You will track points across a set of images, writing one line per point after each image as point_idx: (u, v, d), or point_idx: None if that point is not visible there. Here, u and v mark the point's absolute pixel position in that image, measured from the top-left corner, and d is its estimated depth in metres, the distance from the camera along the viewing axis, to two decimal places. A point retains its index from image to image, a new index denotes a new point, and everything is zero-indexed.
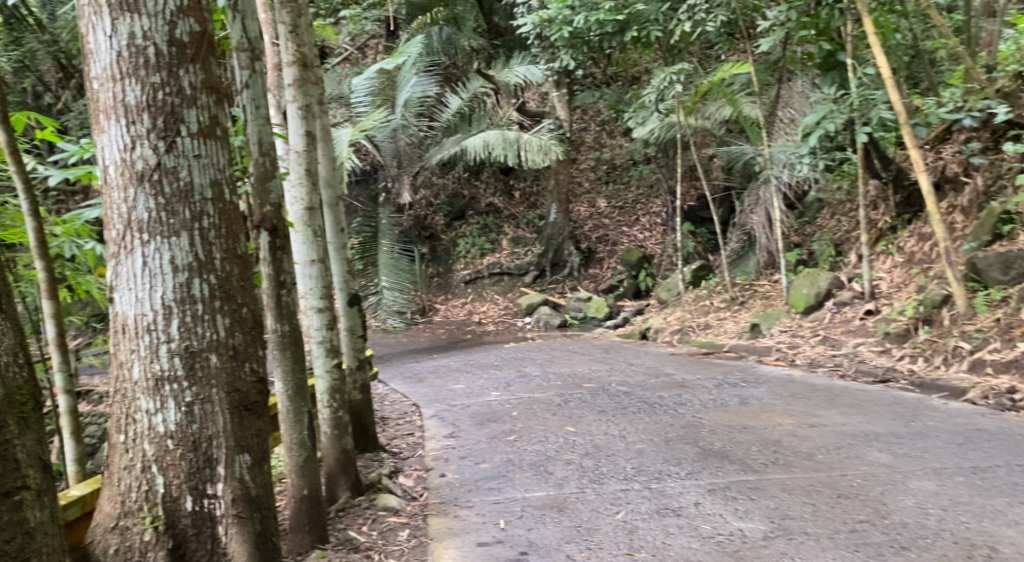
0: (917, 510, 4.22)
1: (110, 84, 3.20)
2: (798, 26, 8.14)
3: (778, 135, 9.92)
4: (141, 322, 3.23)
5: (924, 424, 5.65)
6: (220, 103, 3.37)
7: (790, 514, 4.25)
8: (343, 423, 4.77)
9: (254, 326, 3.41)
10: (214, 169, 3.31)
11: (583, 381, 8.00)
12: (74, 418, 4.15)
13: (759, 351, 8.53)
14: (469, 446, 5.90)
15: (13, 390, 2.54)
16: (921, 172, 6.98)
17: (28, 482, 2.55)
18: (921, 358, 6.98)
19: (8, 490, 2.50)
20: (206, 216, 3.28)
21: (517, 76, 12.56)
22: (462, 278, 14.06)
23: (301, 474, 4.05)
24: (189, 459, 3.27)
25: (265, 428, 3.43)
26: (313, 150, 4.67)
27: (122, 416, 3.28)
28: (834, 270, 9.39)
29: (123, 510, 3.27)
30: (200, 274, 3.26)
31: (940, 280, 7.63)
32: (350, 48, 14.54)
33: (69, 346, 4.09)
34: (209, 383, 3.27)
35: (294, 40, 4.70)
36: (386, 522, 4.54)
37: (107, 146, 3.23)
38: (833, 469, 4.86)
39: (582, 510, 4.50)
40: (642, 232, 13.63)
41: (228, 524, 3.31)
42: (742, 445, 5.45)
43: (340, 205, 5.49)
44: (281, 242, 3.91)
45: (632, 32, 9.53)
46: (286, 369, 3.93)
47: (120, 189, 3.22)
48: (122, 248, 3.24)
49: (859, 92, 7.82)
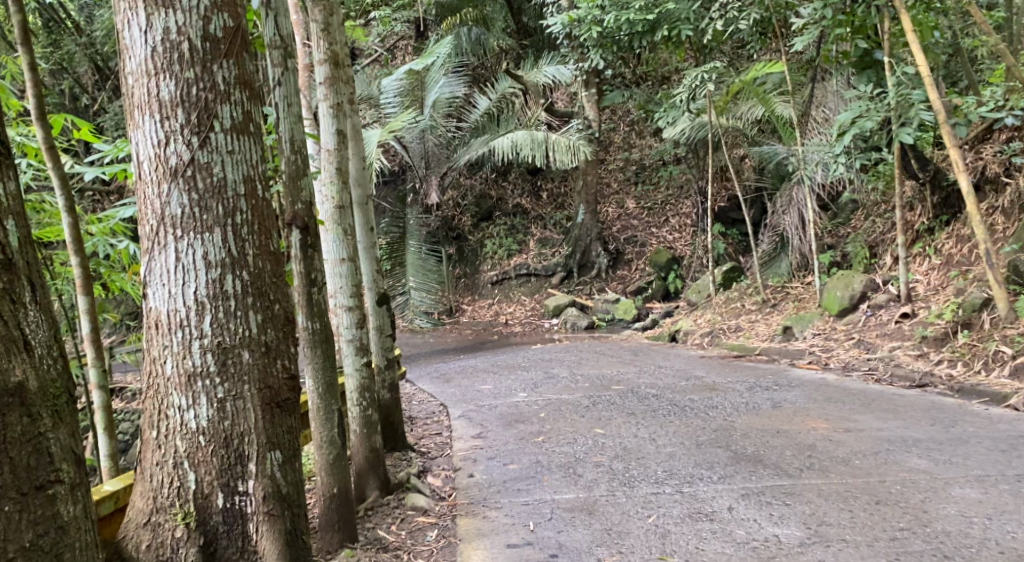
0: (960, 518, 4.12)
1: (144, 80, 3.20)
2: (833, 24, 8.00)
3: (811, 134, 9.78)
4: (174, 317, 3.23)
5: (964, 430, 5.53)
6: (254, 99, 3.36)
7: (827, 520, 4.17)
8: (372, 421, 4.74)
9: (287, 323, 3.40)
10: (247, 165, 3.30)
11: (611, 382, 7.95)
12: (107, 414, 4.15)
13: (790, 354, 8.42)
14: (496, 447, 5.86)
15: (48, 382, 2.53)
16: (961, 173, 6.82)
17: (62, 476, 2.54)
18: (960, 363, 6.84)
19: (42, 483, 2.49)
20: (239, 211, 3.27)
21: (547, 76, 12.61)
22: (489, 279, 14.17)
23: (331, 472, 4.02)
24: (220, 455, 3.26)
25: (295, 425, 3.40)
26: (344, 148, 4.64)
27: (154, 412, 3.28)
28: (868, 272, 9.25)
29: (155, 506, 3.27)
30: (233, 270, 3.25)
31: (979, 283, 7.47)
32: (379, 49, 14.56)
33: (103, 343, 4.09)
34: (241, 379, 3.25)
35: (326, 38, 4.68)
36: (415, 522, 4.51)
37: (141, 141, 3.23)
38: (871, 474, 4.76)
39: (612, 513, 4.44)
40: (671, 233, 13.48)
41: (259, 521, 3.29)
42: (775, 449, 5.36)
43: (370, 204, 5.47)
44: (312, 240, 3.88)
45: (663, 31, 9.40)
46: (317, 367, 3.90)
47: (154, 184, 3.22)
48: (155, 243, 3.23)
49: (897, 92, 7.64)
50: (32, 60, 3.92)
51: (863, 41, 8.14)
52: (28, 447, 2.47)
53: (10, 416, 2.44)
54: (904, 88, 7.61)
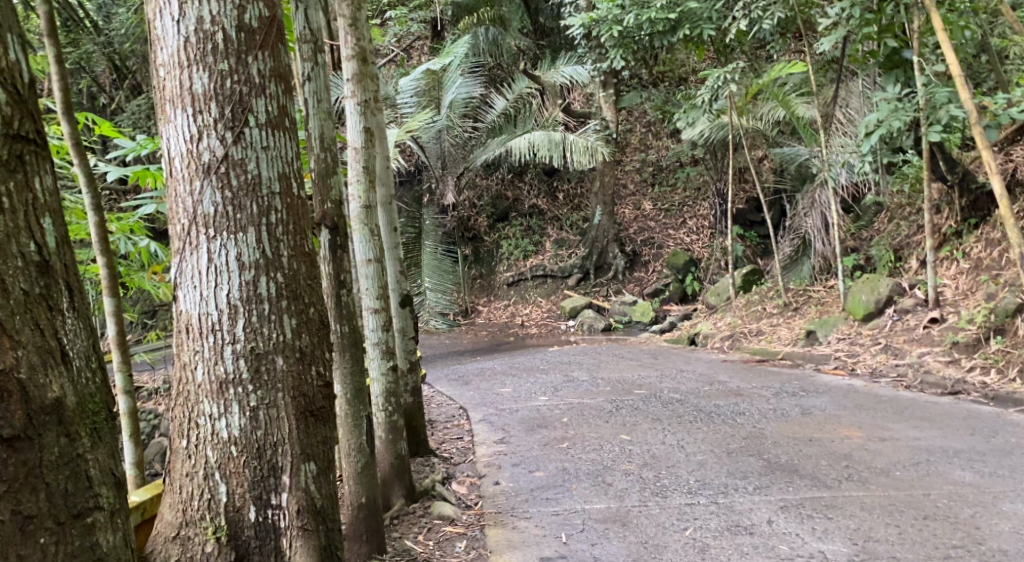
0: (1016, 536, 3.96)
1: (177, 71, 3.08)
2: (861, 23, 7.77)
3: (835, 135, 9.58)
4: (206, 322, 3.10)
5: (1006, 441, 5.35)
6: (289, 92, 3.23)
7: (875, 536, 4.02)
8: (399, 427, 4.62)
9: (321, 327, 3.26)
10: (282, 161, 3.18)
11: (634, 386, 7.79)
12: (133, 419, 4.04)
13: (815, 359, 8.25)
14: (521, 453, 5.72)
15: (87, 398, 2.40)
16: (994, 174, 6.58)
17: (101, 502, 2.40)
18: (994, 370, 6.64)
19: (80, 511, 2.35)
20: (273, 210, 3.14)
21: (565, 76, 12.48)
22: (505, 281, 14.01)
23: (360, 481, 3.88)
24: (253, 467, 3.12)
25: (330, 435, 3.27)
26: (371, 147, 4.50)
27: (184, 420, 3.16)
28: (893, 276, 9.04)
29: (185, 519, 3.14)
30: (267, 272, 3.12)
31: (1012, 288, 7.24)
32: (397, 49, 14.44)
33: (129, 344, 3.97)
34: (274, 387, 3.12)
35: (354, 33, 4.53)
36: (443, 532, 4.38)
37: (173, 135, 3.11)
38: (915, 487, 4.59)
39: (646, 525, 4.29)
40: (688, 235, 13.32)
41: (292, 537, 3.14)
42: (811, 459, 5.19)
43: (394, 204, 5.32)
44: (342, 240, 3.75)
45: (684, 32, 9.21)
46: (345, 372, 3.77)
47: (185, 181, 3.10)
48: (186, 243, 3.11)
49: (926, 90, 7.43)
50: (59, 53, 3.81)
51: (891, 41, 7.84)
52: (65, 471, 2.32)
53: (47, 437, 2.29)
54: (934, 88, 7.35)
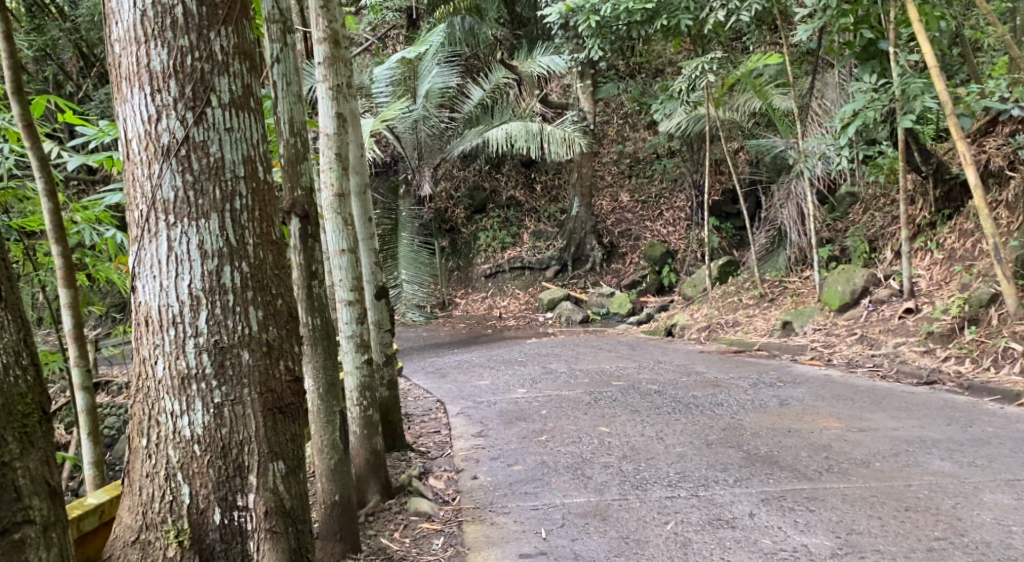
0: (998, 527, 3.94)
1: (132, 47, 2.95)
2: (839, 14, 7.62)
3: (812, 127, 9.51)
4: (166, 314, 2.98)
5: (983, 430, 5.33)
6: (254, 72, 3.11)
7: (857, 529, 3.98)
8: (374, 421, 4.51)
9: (290, 320, 3.15)
10: (246, 144, 3.06)
11: (612, 378, 7.73)
12: (93, 417, 3.89)
13: (792, 350, 8.21)
14: (499, 446, 5.62)
15: (15, 400, 2.55)
16: (967, 165, 6.52)
17: (32, 515, 2.56)
18: (968, 360, 6.62)
19: (6, 526, 2.51)
20: (237, 196, 3.02)
21: (542, 66, 12.27)
22: (483, 273, 13.93)
23: (332, 478, 3.77)
24: (217, 466, 3.00)
25: (299, 433, 3.16)
26: (344, 134, 4.38)
27: (144, 418, 3.03)
28: (869, 267, 9.01)
29: (144, 522, 3.02)
30: (231, 261, 3.00)
31: (986, 278, 7.23)
32: (370, 38, 14.25)
33: (87, 339, 3.82)
34: (241, 382, 3.01)
35: (326, 15, 4.39)
36: (419, 528, 4.29)
37: (130, 116, 2.97)
38: (895, 478, 4.56)
39: (626, 519, 4.22)
40: (665, 227, 13.27)
41: (260, 540, 3.03)
42: (790, 450, 5.14)
43: (367, 193, 5.19)
44: (313, 229, 3.62)
45: (662, 21, 9.09)
46: (317, 366, 3.66)
47: (144, 164, 2.97)
48: (145, 230, 2.98)
49: (902, 81, 7.36)
50: (9, 35, 3.67)
51: (867, 31, 7.72)
52: None
53: None
54: (908, 79, 7.27)
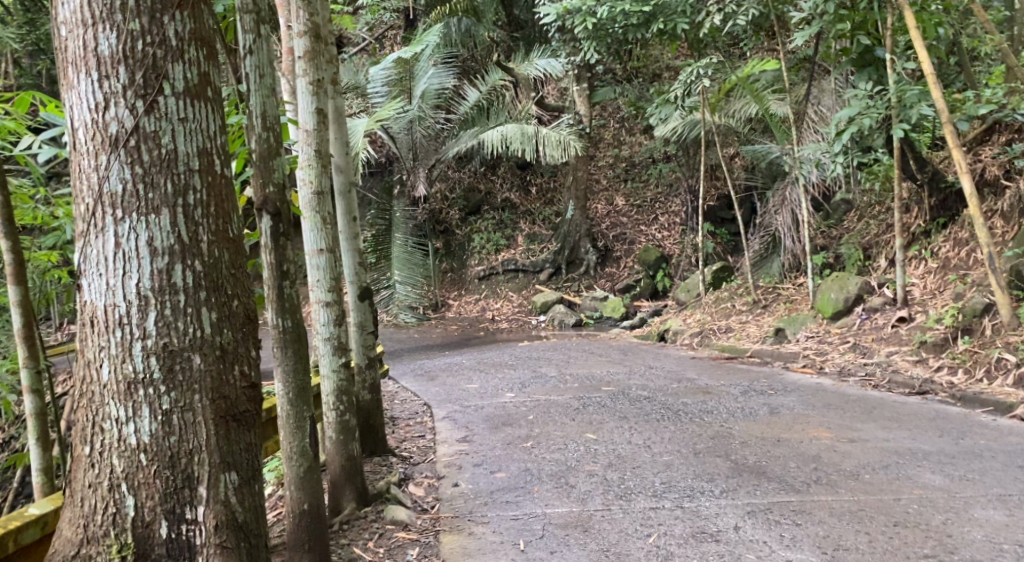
0: (988, 545, 3.83)
1: (79, 30, 2.83)
2: (835, 19, 7.49)
3: (807, 133, 9.42)
4: (112, 315, 2.86)
5: (976, 443, 5.22)
6: (212, 59, 2.99)
7: (844, 544, 3.87)
8: (350, 427, 4.37)
9: (246, 322, 3.03)
10: (202, 136, 2.94)
11: (601, 383, 7.60)
12: (41, 419, 3.86)
13: (784, 357, 8.08)
14: (482, 452, 5.50)
15: None
16: (963, 173, 6.40)
17: None
18: (961, 370, 6.51)
19: None
20: (191, 190, 2.91)
21: (539, 69, 12.14)
22: (476, 274, 13.75)
23: (301, 486, 3.67)
24: (165, 477, 2.87)
25: (254, 442, 3.04)
26: (324, 130, 4.25)
27: (87, 424, 2.90)
28: (863, 275, 8.90)
29: (85, 536, 2.88)
30: (183, 260, 2.88)
31: (980, 288, 7.13)
32: (367, 38, 14.15)
33: (37, 341, 3.77)
34: (191, 388, 2.88)
35: (306, 8, 4.27)
36: (394, 538, 4.17)
37: (76, 103, 2.86)
38: (884, 492, 4.44)
39: (608, 531, 4.10)
40: (660, 231, 13.17)
41: (209, 555, 2.90)
42: (779, 460, 5.02)
43: (352, 192, 5.07)
44: (285, 228, 3.53)
45: (658, 25, 8.96)
46: (288, 370, 3.54)
47: (90, 155, 2.85)
48: (91, 225, 2.86)
49: (899, 87, 7.26)
50: None
51: (864, 37, 7.61)
52: None
53: None
54: (905, 86, 7.16)
